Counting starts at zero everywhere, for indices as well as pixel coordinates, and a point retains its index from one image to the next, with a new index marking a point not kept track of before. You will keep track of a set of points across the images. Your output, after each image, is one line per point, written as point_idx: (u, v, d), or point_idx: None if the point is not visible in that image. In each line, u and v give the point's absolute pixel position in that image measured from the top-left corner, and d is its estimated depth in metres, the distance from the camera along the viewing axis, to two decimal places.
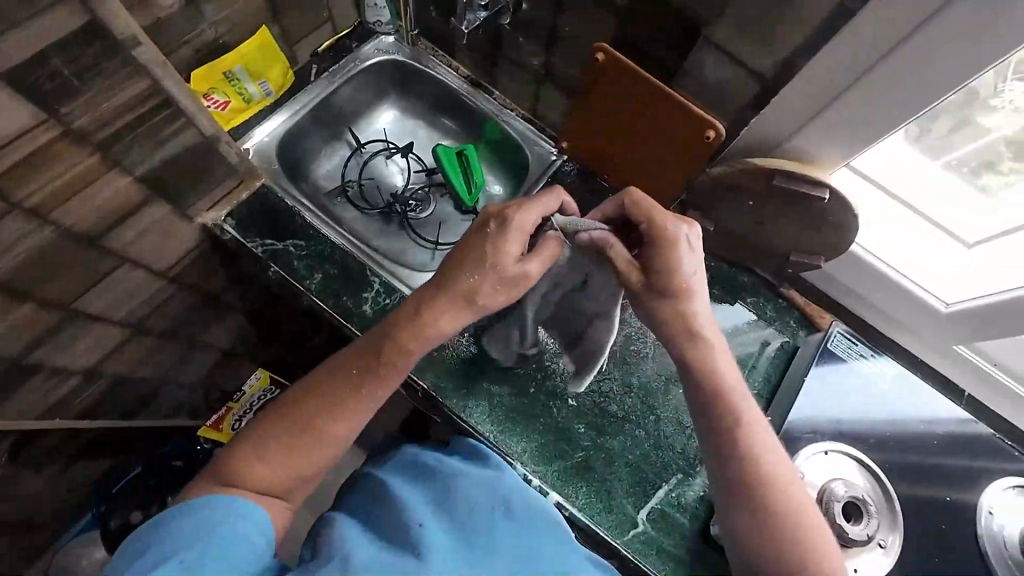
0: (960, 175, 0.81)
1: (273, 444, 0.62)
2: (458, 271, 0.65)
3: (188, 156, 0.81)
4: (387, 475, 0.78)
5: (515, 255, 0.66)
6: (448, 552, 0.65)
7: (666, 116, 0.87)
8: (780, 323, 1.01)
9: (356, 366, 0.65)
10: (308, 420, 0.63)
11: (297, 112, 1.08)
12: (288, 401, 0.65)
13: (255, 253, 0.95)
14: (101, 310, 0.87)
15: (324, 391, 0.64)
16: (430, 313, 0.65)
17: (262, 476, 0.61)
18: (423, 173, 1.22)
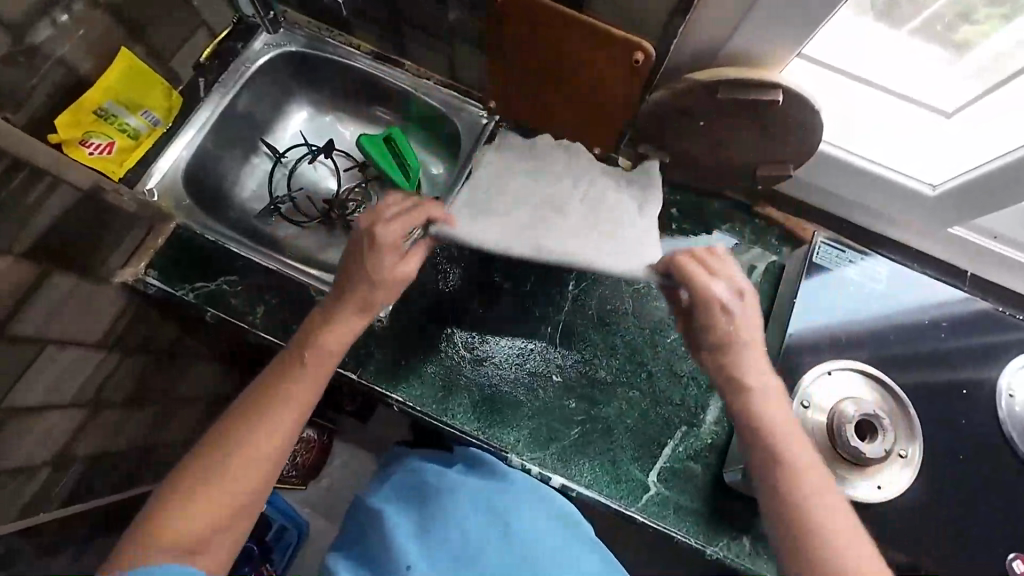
0: (934, 35, 0.68)
1: (211, 477, 0.61)
2: (349, 279, 0.72)
3: (76, 214, 0.73)
4: (392, 500, 0.76)
5: (391, 262, 0.73)
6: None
7: (586, 40, 0.76)
8: (762, 243, 0.94)
9: (282, 377, 0.68)
10: (236, 443, 0.63)
11: (195, 136, 0.98)
12: (220, 432, 0.65)
13: (188, 300, 0.86)
14: (44, 399, 0.81)
15: (255, 412, 0.65)
16: (338, 310, 0.72)
17: (194, 518, 0.59)
18: (355, 169, 1.12)
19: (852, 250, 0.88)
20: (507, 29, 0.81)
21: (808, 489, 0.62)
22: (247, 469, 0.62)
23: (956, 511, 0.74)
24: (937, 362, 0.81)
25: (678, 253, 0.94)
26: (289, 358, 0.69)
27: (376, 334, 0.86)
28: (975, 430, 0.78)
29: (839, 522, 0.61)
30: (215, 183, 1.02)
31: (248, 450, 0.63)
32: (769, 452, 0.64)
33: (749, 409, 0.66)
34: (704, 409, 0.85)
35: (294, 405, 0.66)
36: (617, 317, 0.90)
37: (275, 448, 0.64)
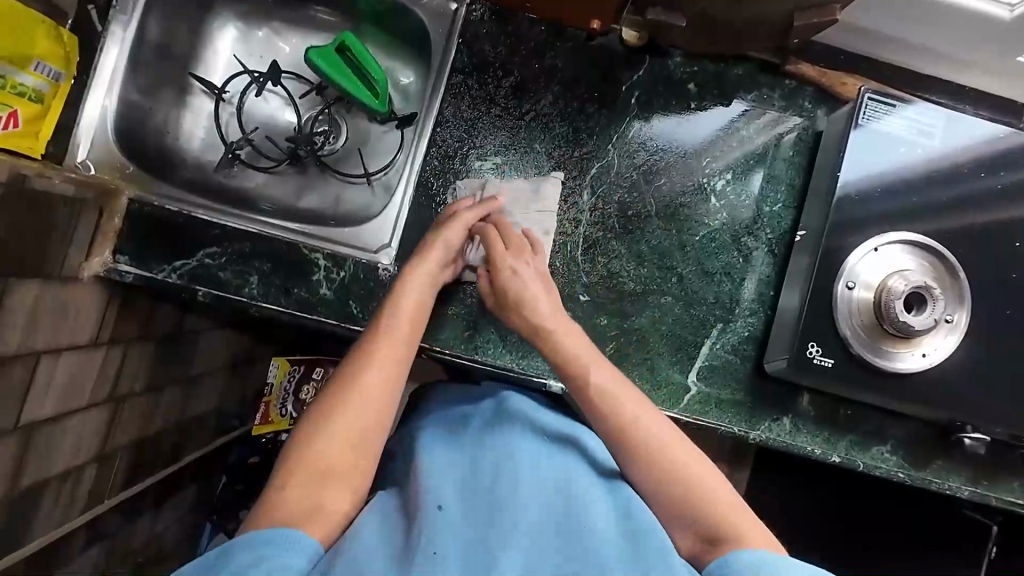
0: None
1: (323, 430, 0.63)
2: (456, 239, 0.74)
3: (10, 214, 0.62)
4: (427, 445, 0.74)
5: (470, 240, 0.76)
6: (463, 538, 0.59)
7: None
8: (793, 109, 0.83)
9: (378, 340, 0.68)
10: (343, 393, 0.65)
11: (111, 89, 0.81)
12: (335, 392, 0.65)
13: (172, 282, 0.78)
14: (60, 407, 0.77)
15: (349, 376, 0.66)
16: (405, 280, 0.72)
17: (320, 460, 0.61)
18: (313, 93, 0.96)
19: (904, 105, 0.76)
20: None
21: (671, 463, 0.65)
22: (347, 429, 0.63)
23: (1004, 363, 0.73)
24: (996, 215, 0.74)
25: (693, 136, 0.83)
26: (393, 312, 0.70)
27: (384, 285, 0.79)
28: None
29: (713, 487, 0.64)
30: (157, 141, 0.87)
31: (361, 392, 0.65)
32: (618, 443, 0.67)
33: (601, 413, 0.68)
34: (739, 303, 0.82)
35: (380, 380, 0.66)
36: (639, 221, 0.82)
37: (367, 427, 0.64)
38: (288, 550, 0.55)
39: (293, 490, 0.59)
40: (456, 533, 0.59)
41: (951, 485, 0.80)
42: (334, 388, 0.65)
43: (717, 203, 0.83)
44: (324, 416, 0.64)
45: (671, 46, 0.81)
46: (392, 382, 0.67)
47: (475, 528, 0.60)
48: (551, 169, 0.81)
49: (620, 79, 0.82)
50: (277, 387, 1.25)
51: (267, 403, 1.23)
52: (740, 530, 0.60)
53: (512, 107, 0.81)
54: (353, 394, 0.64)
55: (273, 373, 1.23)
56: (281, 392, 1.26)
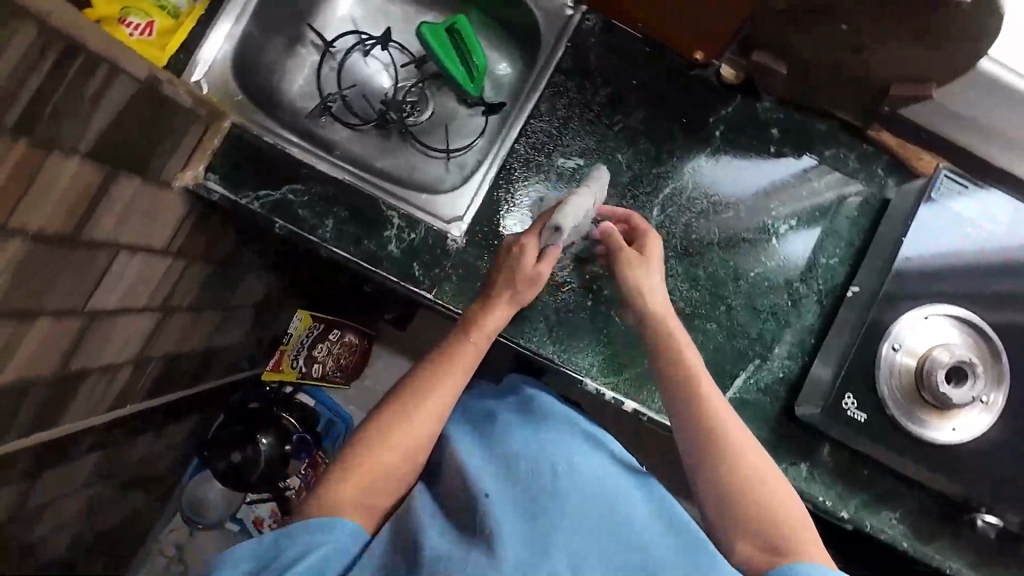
0: None
1: (376, 443, 0.65)
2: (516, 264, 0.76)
3: (136, 111, 0.66)
4: (460, 430, 0.76)
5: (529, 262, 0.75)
6: (513, 512, 0.62)
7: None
8: (865, 175, 0.87)
9: (439, 364, 0.72)
10: (401, 410, 0.68)
11: (235, 18, 0.85)
12: (392, 405, 0.68)
13: (253, 209, 0.82)
14: (121, 303, 0.80)
15: (410, 396, 0.69)
16: (477, 312, 0.74)
17: (372, 466, 0.64)
18: (412, 65, 1.01)
19: (973, 189, 0.79)
20: None
21: (741, 466, 0.66)
22: (402, 441, 0.66)
23: None
24: None
25: (752, 182, 0.86)
26: (458, 337, 0.73)
27: (449, 255, 0.82)
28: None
29: (784, 507, 0.64)
30: (263, 77, 0.92)
31: (421, 412, 0.68)
32: (692, 407, 0.69)
33: (673, 375, 0.71)
34: (778, 343, 0.85)
35: (434, 410, 0.68)
36: (701, 248, 0.85)
37: (417, 450, 0.67)
38: (334, 539, 0.59)
39: (349, 485, 0.63)
40: (510, 513, 0.61)
41: (951, 564, 0.81)
42: (395, 401, 0.69)
43: (778, 247, 0.86)
44: (379, 429, 0.67)
45: (764, 90, 0.85)
46: (447, 406, 0.70)
47: (525, 504, 0.63)
48: (627, 181, 0.85)
49: (709, 111, 0.86)
50: (294, 338, 1.24)
51: (281, 352, 1.21)
52: (790, 538, 0.62)
53: (603, 115, 0.85)
54: (410, 414, 0.67)
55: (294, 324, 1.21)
56: (297, 344, 1.24)
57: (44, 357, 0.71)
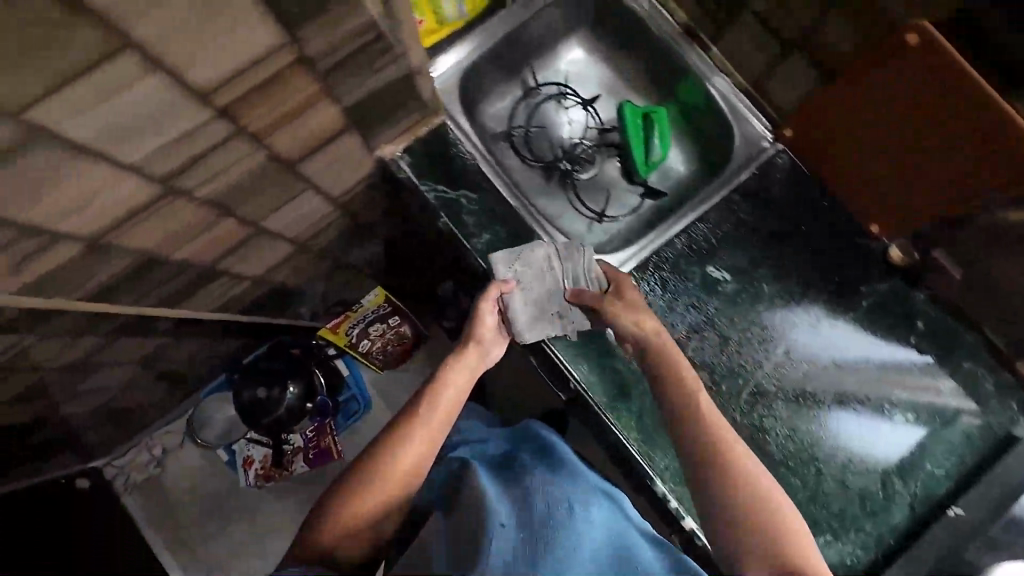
0: None
1: (361, 485, 0.66)
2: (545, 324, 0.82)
3: (390, 88, 0.74)
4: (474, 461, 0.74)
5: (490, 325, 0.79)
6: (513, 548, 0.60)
7: (958, 138, 0.69)
8: (995, 402, 0.85)
9: (420, 398, 0.73)
10: (386, 444, 0.69)
11: (481, 46, 0.96)
12: (380, 437, 0.70)
13: (426, 198, 0.89)
14: (281, 229, 0.87)
15: (393, 427, 0.70)
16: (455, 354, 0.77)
17: (364, 503, 0.66)
18: (597, 130, 1.08)
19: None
20: (818, 138, 0.85)
21: (778, 532, 0.62)
22: (392, 471, 0.67)
23: None
24: None
25: (840, 343, 0.86)
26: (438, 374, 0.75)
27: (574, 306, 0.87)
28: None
29: None
30: (473, 92, 1.00)
31: (402, 444, 0.69)
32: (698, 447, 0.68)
33: (693, 449, 0.68)
34: (856, 529, 0.81)
35: (417, 447, 0.69)
36: (810, 403, 0.85)
37: (404, 481, 0.68)
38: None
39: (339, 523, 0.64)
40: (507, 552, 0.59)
41: None
42: (380, 435, 0.70)
43: (882, 433, 0.84)
44: (361, 469, 0.68)
45: (925, 285, 0.86)
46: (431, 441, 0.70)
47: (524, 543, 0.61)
48: (763, 311, 0.87)
49: (865, 281, 0.87)
50: (363, 309, 1.34)
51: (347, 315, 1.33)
52: None
53: (763, 246, 0.89)
54: (393, 447, 0.68)
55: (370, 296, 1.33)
56: (362, 315, 1.35)
57: (209, 249, 0.78)
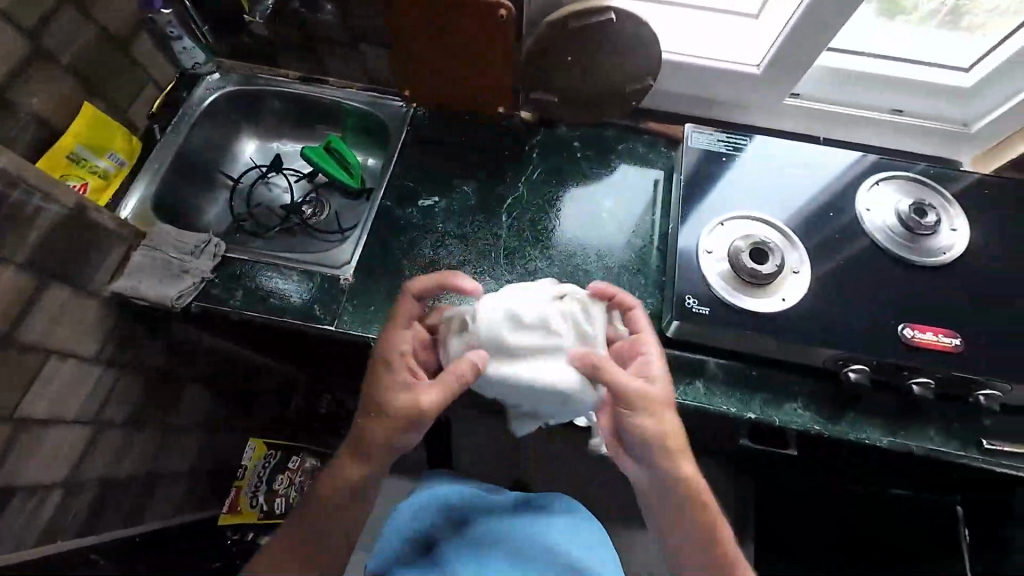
0: None
1: None
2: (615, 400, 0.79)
3: (62, 232, 0.85)
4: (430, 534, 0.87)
5: None
6: None
7: (431, 22, 0.97)
8: (654, 154, 1.12)
9: None
10: None
11: (155, 173, 1.08)
12: None
13: (159, 304, 0.93)
14: (50, 412, 0.89)
15: None
16: None
17: None
18: (304, 180, 1.25)
19: (747, 143, 1.06)
20: (418, 82, 1.10)
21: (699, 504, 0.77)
22: None
23: (847, 302, 0.91)
24: (812, 208, 0.99)
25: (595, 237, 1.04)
26: None
27: (344, 292, 0.97)
28: (981, 208, 0.98)
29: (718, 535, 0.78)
30: (181, 212, 1.13)
31: None
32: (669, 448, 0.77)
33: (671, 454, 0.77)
34: (639, 291, 1.00)
35: None
36: None
37: None
38: None
39: None
40: None
41: (868, 435, 0.87)
42: None
43: (607, 215, 1.06)
44: None
45: (560, 120, 1.13)
46: None
47: None
48: (476, 202, 1.06)
49: (525, 141, 1.13)
50: (250, 471, 1.31)
51: (239, 488, 1.29)
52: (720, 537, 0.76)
53: (447, 162, 1.10)
54: None
55: (249, 453, 1.31)
56: (253, 477, 1.31)
57: None
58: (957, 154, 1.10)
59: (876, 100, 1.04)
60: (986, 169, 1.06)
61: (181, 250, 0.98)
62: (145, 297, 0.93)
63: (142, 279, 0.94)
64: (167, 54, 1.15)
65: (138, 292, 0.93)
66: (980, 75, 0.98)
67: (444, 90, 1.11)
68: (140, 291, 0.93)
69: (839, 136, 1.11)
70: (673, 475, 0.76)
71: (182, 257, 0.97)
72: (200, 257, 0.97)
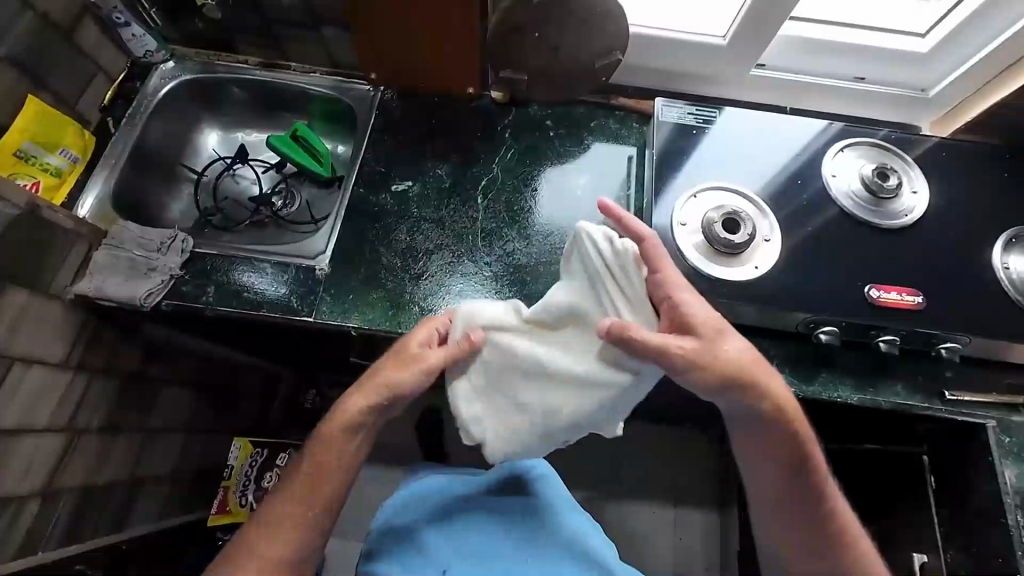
0: None
1: None
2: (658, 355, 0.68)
3: (17, 234, 0.81)
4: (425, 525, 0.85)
5: None
6: None
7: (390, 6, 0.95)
8: (627, 130, 1.12)
9: None
10: None
11: (112, 169, 1.04)
12: None
13: (127, 304, 0.90)
14: (19, 421, 0.85)
15: None
16: None
17: None
18: (272, 171, 1.22)
19: (715, 116, 1.07)
20: (383, 65, 1.09)
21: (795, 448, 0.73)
22: None
23: (817, 268, 0.93)
24: (781, 177, 1.01)
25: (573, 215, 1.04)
26: None
27: (321, 282, 0.96)
28: (939, 170, 1.02)
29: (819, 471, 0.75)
30: (144, 209, 1.09)
31: None
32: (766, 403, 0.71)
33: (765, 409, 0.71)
34: None
35: None
36: (528, 270, 0.98)
37: None
38: None
39: None
40: None
41: (840, 394, 0.90)
42: None
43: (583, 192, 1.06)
44: None
45: (531, 98, 1.12)
46: None
47: None
48: (450, 185, 1.05)
49: (497, 121, 1.12)
50: (238, 470, 1.33)
51: (228, 488, 1.30)
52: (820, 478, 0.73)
53: (420, 146, 1.09)
54: None
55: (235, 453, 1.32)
56: (241, 476, 1.33)
57: None
58: (916, 120, 1.13)
59: (838, 68, 1.06)
60: (945, 132, 1.09)
61: (147, 247, 0.94)
62: (111, 298, 0.90)
63: (107, 279, 0.91)
64: (113, 39, 1.08)
65: (104, 293, 0.89)
66: (936, 39, 1.00)
67: (410, 71, 1.10)
68: (105, 292, 0.89)
69: (805, 106, 1.13)
70: (776, 418, 0.72)
71: (149, 254, 0.94)
72: (167, 253, 0.94)
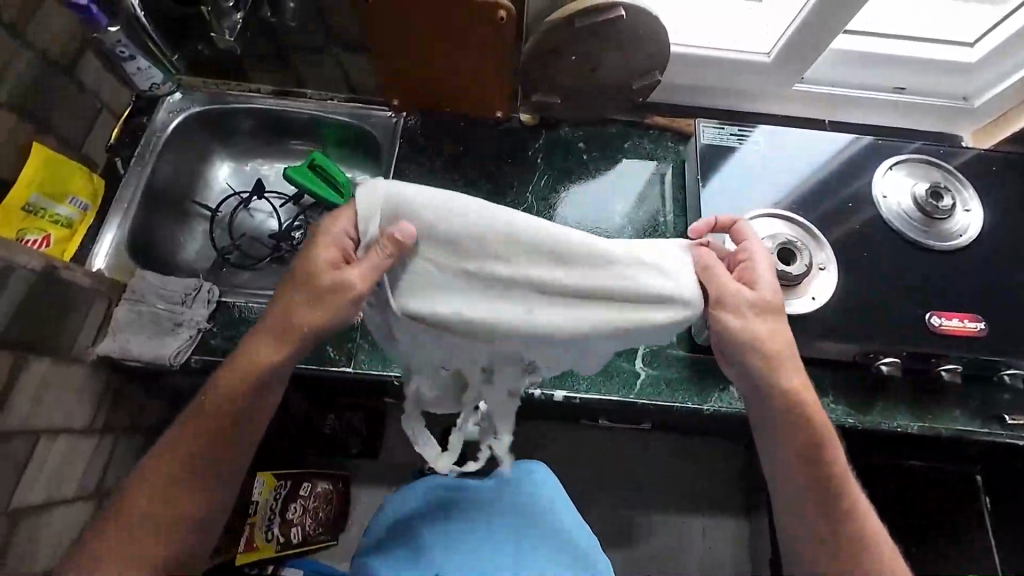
0: None
1: None
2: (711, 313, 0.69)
3: (35, 299, 0.76)
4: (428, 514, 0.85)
5: None
6: None
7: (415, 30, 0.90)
8: (662, 150, 1.07)
9: None
10: None
11: (124, 214, 0.98)
12: None
13: (154, 364, 0.84)
14: (47, 496, 0.81)
15: None
16: None
17: None
18: (290, 204, 1.15)
19: (751, 131, 1.04)
20: (407, 90, 1.04)
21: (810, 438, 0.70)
22: None
23: (871, 294, 0.90)
24: (828, 198, 0.97)
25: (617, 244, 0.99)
26: None
27: (357, 328, 0.91)
28: (988, 185, 0.99)
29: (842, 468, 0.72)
30: (158, 253, 1.03)
31: None
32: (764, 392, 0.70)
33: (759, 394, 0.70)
34: None
35: None
36: None
37: None
38: None
39: None
40: None
41: (900, 423, 0.87)
42: None
43: (625, 219, 1.01)
44: None
45: (561, 120, 1.07)
46: None
47: None
48: None
49: (527, 145, 1.07)
50: (263, 505, 1.23)
51: (255, 524, 1.21)
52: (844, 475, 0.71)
53: (449, 176, 1.03)
54: None
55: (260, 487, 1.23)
56: (267, 510, 1.24)
57: None
58: (958, 130, 1.10)
59: (880, 80, 1.03)
60: (988, 143, 1.06)
61: (172, 301, 0.89)
62: (135, 357, 0.85)
63: (131, 338, 0.85)
64: (115, 72, 1.01)
65: (129, 354, 0.84)
66: (987, 48, 0.96)
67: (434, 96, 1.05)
68: (130, 352, 0.84)
69: (845, 119, 1.09)
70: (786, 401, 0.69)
71: (174, 308, 0.88)
72: (193, 306, 0.89)
